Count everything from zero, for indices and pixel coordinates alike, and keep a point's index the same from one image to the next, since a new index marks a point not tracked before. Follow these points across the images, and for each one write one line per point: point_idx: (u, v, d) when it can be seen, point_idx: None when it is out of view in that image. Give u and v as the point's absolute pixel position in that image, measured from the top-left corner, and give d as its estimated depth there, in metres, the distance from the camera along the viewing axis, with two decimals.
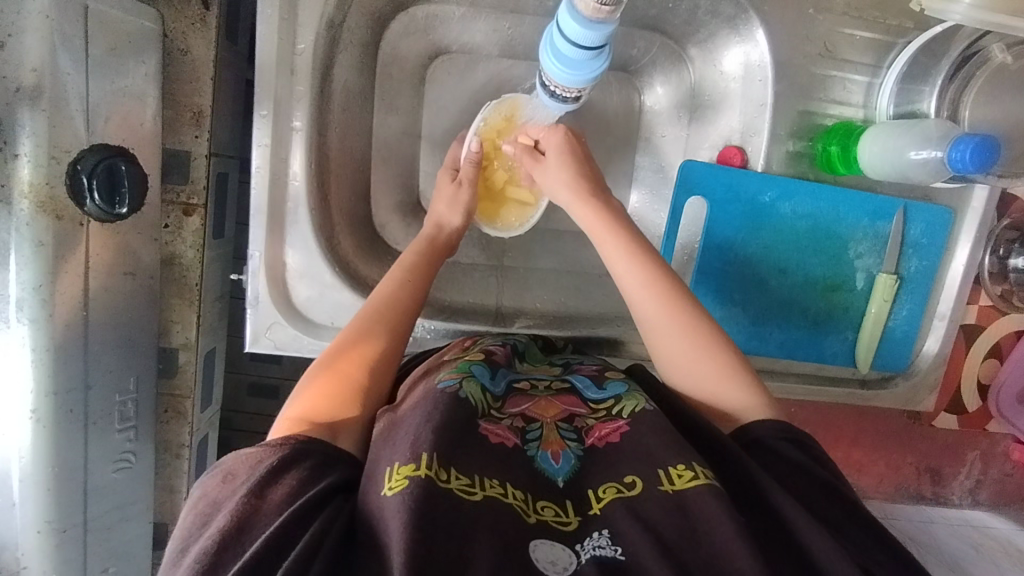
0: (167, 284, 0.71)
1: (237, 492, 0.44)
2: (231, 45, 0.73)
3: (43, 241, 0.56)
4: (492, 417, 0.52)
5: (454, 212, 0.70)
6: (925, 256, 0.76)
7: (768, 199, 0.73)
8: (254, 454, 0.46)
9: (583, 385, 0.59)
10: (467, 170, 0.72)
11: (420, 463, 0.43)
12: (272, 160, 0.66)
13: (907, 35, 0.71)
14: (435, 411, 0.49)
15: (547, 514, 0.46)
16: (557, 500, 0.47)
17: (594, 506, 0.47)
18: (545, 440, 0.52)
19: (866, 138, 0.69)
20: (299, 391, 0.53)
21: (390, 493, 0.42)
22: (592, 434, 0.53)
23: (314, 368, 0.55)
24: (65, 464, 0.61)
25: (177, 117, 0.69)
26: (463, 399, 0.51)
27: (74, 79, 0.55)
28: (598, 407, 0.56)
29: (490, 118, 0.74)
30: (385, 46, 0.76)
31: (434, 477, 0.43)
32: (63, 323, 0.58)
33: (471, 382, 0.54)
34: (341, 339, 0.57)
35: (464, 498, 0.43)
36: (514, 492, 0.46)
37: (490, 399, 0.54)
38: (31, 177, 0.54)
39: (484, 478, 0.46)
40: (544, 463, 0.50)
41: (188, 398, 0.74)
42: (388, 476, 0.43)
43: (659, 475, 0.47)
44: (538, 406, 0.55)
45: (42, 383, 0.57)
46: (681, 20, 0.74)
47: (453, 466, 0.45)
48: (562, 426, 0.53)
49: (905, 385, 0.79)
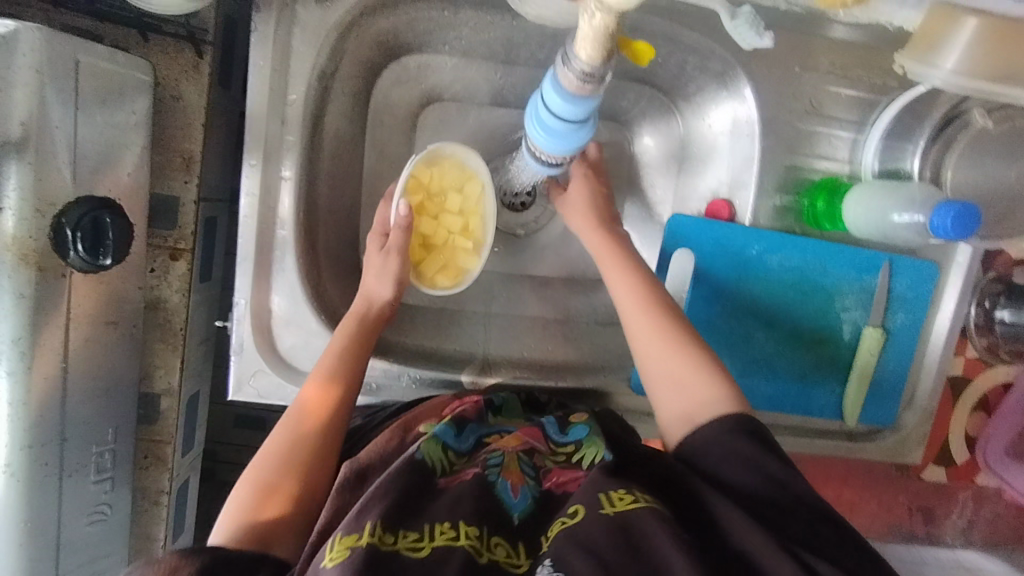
0: (150, 329, 0.71)
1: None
2: (223, 90, 0.73)
3: (24, 293, 0.54)
4: (452, 470, 0.54)
5: (383, 284, 0.68)
6: (911, 310, 0.77)
7: (756, 252, 0.73)
8: (167, 565, 0.45)
9: (549, 425, 0.61)
10: (396, 237, 0.68)
11: (363, 532, 0.45)
12: (260, 207, 0.66)
13: (891, 93, 0.72)
14: (393, 480, 0.50)
15: (499, 554, 0.47)
16: (510, 539, 0.48)
17: (543, 544, 0.47)
18: (505, 469, 0.54)
19: (850, 199, 0.71)
20: (235, 501, 0.54)
21: (330, 564, 0.43)
22: (550, 479, 0.54)
23: (253, 472, 0.56)
24: (39, 519, 0.58)
25: (167, 164, 0.69)
26: (420, 461, 0.52)
27: (62, 131, 0.54)
28: (559, 450, 0.58)
29: (418, 171, 0.70)
30: (378, 94, 0.76)
31: (377, 542, 0.44)
32: (42, 376, 0.56)
33: (432, 441, 0.55)
34: (275, 443, 0.58)
35: (411, 558, 0.44)
36: (466, 530, 0.47)
37: (453, 456, 0.55)
38: (15, 230, 0.53)
39: (435, 526, 0.47)
40: (502, 492, 0.52)
41: (169, 444, 0.74)
42: (331, 547, 0.45)
43: (600, 499, 0.48)
44: (501, 442, 0.58)
45: (18, 437, 0.55)
46: (670, 75, 0.75)
47: (402, 526, 0.46)
48: (522, 459, 0.56)
49: (893, 437, 0.79)
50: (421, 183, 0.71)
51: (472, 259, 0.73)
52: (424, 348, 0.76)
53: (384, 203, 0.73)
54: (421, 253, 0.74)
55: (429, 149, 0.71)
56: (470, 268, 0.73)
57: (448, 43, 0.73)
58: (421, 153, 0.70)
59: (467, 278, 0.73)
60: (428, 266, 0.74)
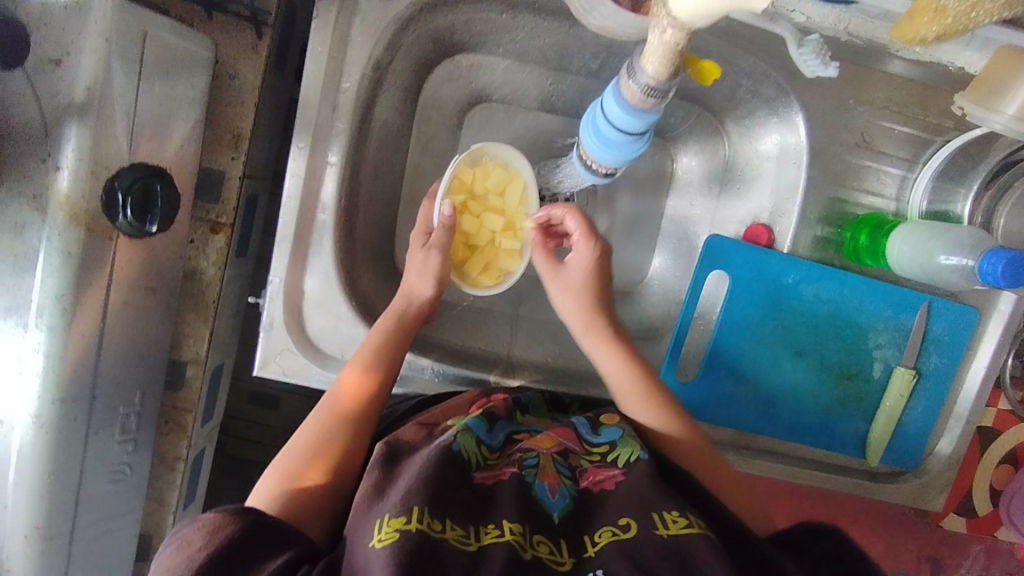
0: (185, 299, 0.73)
1: (194, 560, 0.44)
2: (276, 72, 0.74)
3: (72, 251, 0.55)
4: (487, 466, 0.55)
5: (424, 282, 0.68)
6: (947, 354, 0.75)
7: (791, 281, 0.73)
8: (211, 523, 0.46)
9: (581, 426, 0.63)
10: (440, 236, 0.69)
11: (410, 517, 0.45)
12: (304, 190, 0.67)
13: (946, 134, 0.70)
14: (427, 468, 0.50)
15: (542, 550, 0.47)
16: (552, 537, 0.49)
17: (588, 550, 0.49)
18: (542, 471, 0.55)
19: (896, 236, 0.68)
20: (270, 477, 0.55)
21: (379, 545, 0.43)
22: (587, 478, 0.56)
23: (289, 453, 0.57)
24: (64, 471, 0.59)
25: (216, 139, 0.70)
26: (457, 452, 0.53)
27: (123, 99, 0.56)
28: (593, 450, 0.60)
29: (462, 168, 0.70)
30: (428, 89, 0.77)
31: (426, 529, 0.44)
32: (80, 334, 0.57)
33: (467, 435, 0.56)
34: (311, 425, 0.59)
35: (459, 549, 0.45)
36: (510, 526, 0.47)
37: (485, 450, 0.56)
38: (68, 189, 0.54)
39: (479, 526, 0.47)
40: (541, 492, 0.52)
41: (190, 413, 0.75)
42: (378, 527, 0.45)
43: (653, 518, 0.49)
44: (535, 441, 0.59)
45: (50, 391, 0.56)
46: (721, 96, 0.74)
47: (447, 517, 0.47)
48: (559, 461, 0.57)
49: (916, 481, 0.78)
50: (466, 182, 0.71)
51: (512, 260, 0.73)
52: (449, 342, 0.76)
53: (428, 202, 0.72)
54: (464, 253, 0.74)
55: (470, 149, 0.70)
56: (511, 269, 0.73)
57: (502, 45, 0.74)
58: (465, 150, 0.70)
59: (509, 278, 0.72)
60: (470, 265, 0.73)
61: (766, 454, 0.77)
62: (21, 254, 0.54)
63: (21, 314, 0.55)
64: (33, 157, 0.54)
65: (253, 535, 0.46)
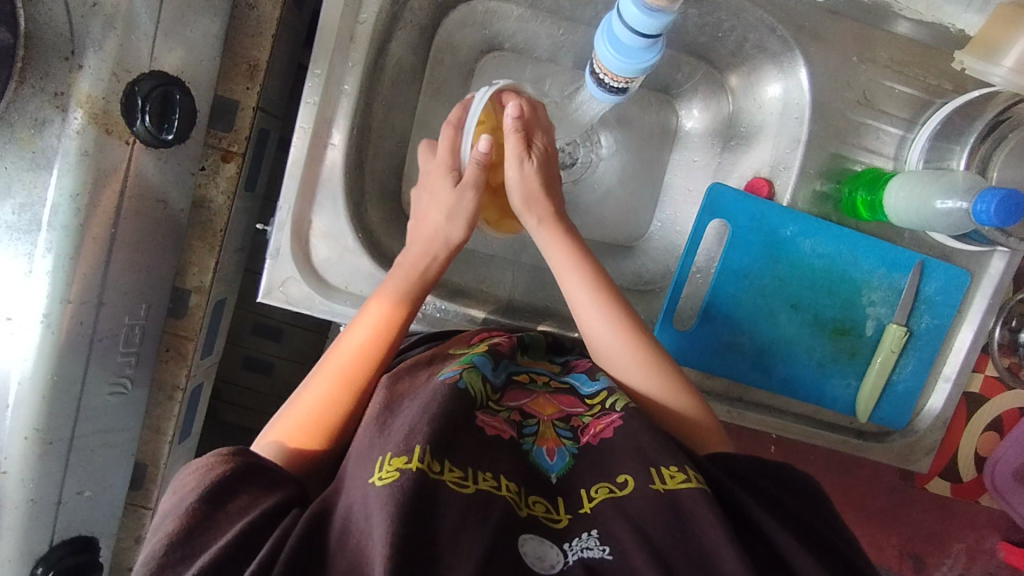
0: (193, 225, 0.72)
1: (188, 499, 0.45)
2: (295, 10, 0.76)
3: (87, 151, 0.56)
4: (490, 409, 0.53)
5: (456, 226, 0.64)
6: (937, 315, 0.77)
7: (790, 233, 0.74)
8: (206, 463, 0.47)
9: (581, 382, 0.60)
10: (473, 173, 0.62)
11: (411, 456, 0.43)
12: (317, 118, 0.68)
13: (945, 96, 0.73)
14: (433, 403, 0.48)
15: (538, 509, 0.47)
16: (548, 497, 0.48)
17: (585, 505, 0.48)
18: (541, 436, 0.53)
19: (892, 185, 0.70)
20: (283, 418, 0.54)
21: (379, 482, 0.42)
22: (587, 431, 0.54)
23: (302, 395, 0.55)
24: (67, 375, 0.60)
25: (232, 68, 0.71)
26: (463, 390, 0.51)
27: (147, 7, 0.57)
28: (593, 403, 0.56)
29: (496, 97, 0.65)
30: (442, 33, 0.79)
31: (425, 469, 0.43)
32: (91, 235, 0.58)
33: (472, 372, 0.54)
34: (326, 368, 0.56)
35: (456, 490, 0.43)
36: (506, 485, 0.46)
37: (490, 389, 0.54)
38: (89, 89, 0.56)
39: (476, 472, 0.46)
40: (539, 457, 0.51)
41: (192, 340, 0.75)
42: (379, 466, 0.43)
43: (652, 474, 0.48)
44: (536, 403, 0.57)
45: (59, 290, 0.57)
46: (727, 51, 0.77)
47: (446, 458, 0.45)
48: (559, 425, 0.54)
49: (903, 442, 0.79)
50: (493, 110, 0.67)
51: None
52: (452, 282, 0.76)
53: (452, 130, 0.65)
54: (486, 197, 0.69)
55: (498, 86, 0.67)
56: None
57: None
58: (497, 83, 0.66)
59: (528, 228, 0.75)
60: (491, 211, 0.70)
61: (758, 407, 0.78)
62: (39, 150, 0.55)
63: (34, 210, 0.56)
64: (56, 55, 0.55)
65: (247, 476, 0.47)
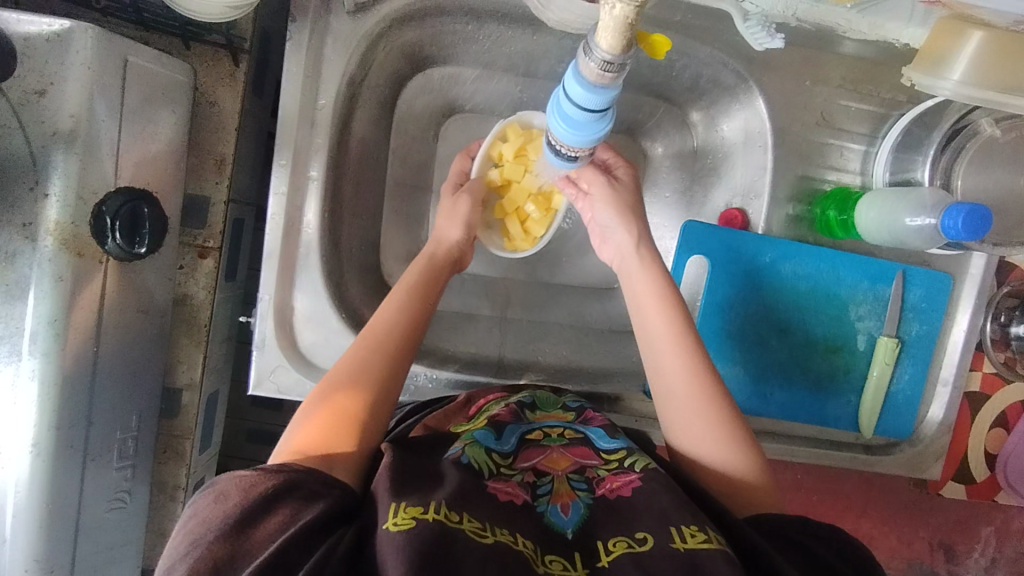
0: (177, 323, 0.73)
1: (230, 514, 0.44)
2: (256, 98, 0.77)
3: (64, 276, 0.56)
4: (502, 476, 0.53)
5: None
6: (926, 321, 0.77)
7: (769, 259, 0.74)
8: (249, 478, 0.46)
9: (596, 435, 0.60)
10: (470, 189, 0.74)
11: (428, 507, 0.44)
12: (287, 207, 0.69)
13: (901, 107, 0.74)
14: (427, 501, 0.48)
15: (555, 567, 0.46)
16: (566, 553, 0.47)
17: (603, 559, 0.47)
18: (556, 493, 0.52)
19: (863, 206, 0.71)
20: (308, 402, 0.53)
21: (396, 528, 0.42)
22: (604, 484, 0.53)
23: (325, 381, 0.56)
24: (60, 499, 0.59)
25: (200, 165, 0.72)
26: (466, 464, 0.52)
27: (106, 129, 0.58)
28: (610, 457, 0.57)
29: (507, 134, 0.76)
30: (403, 103, 0.80)
31: (444, 519, 0.43)
32: (73, 357, 0.58)
33: (475, 447, 0.54)
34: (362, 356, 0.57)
35: (475, 539, 0.43)
36: (524, 540, 0.46)
37: (498, 457, 0.54)
38: (58, 216, 0.56)
39: (495, 525, 0.46)
40: (554, 515, 0.50)
41: (188, 439, 0.75)
42: (394, 511, 0.44)
43: (671, 532, 0.47)
44: (549, 459, 0.56)
45: (47, 418, 0.57)
46: (684, 87, 0.77)
47: (465, 511, 0.45)
48: (573, 477, 0.54)
49: (910, 451, 0.79)
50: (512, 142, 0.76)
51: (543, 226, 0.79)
52: (442, 349, 0.76)
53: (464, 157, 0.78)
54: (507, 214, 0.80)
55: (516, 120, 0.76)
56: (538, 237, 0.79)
57: (472, 55, 0.77)
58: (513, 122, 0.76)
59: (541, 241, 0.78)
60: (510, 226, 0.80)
61: (763, 435, 0.77)
62: (12, 282, 0.55)
63: (13, 341, 0.56)
64: (21, 185, 0.55)
65: (286, 493, 0.46)
